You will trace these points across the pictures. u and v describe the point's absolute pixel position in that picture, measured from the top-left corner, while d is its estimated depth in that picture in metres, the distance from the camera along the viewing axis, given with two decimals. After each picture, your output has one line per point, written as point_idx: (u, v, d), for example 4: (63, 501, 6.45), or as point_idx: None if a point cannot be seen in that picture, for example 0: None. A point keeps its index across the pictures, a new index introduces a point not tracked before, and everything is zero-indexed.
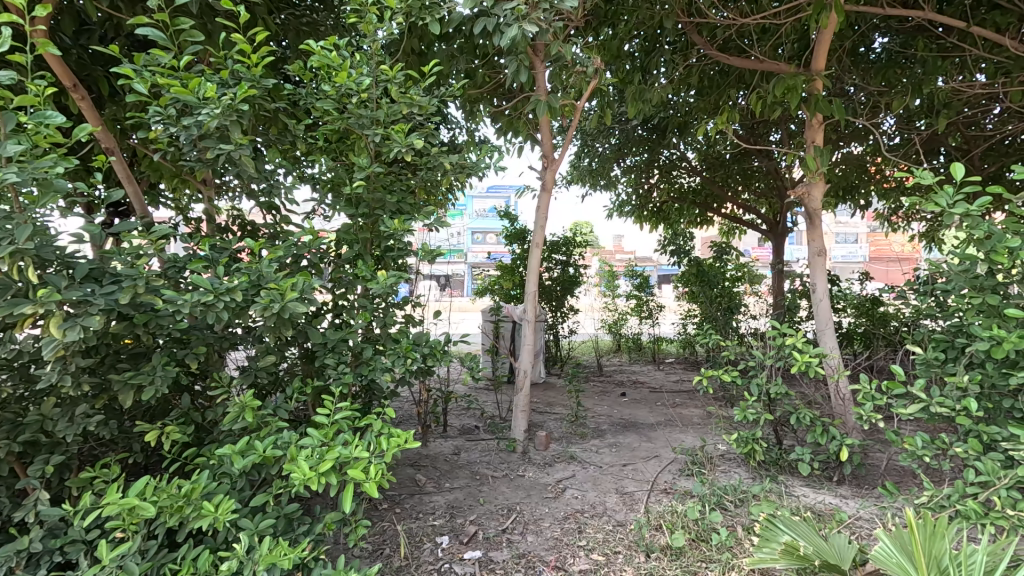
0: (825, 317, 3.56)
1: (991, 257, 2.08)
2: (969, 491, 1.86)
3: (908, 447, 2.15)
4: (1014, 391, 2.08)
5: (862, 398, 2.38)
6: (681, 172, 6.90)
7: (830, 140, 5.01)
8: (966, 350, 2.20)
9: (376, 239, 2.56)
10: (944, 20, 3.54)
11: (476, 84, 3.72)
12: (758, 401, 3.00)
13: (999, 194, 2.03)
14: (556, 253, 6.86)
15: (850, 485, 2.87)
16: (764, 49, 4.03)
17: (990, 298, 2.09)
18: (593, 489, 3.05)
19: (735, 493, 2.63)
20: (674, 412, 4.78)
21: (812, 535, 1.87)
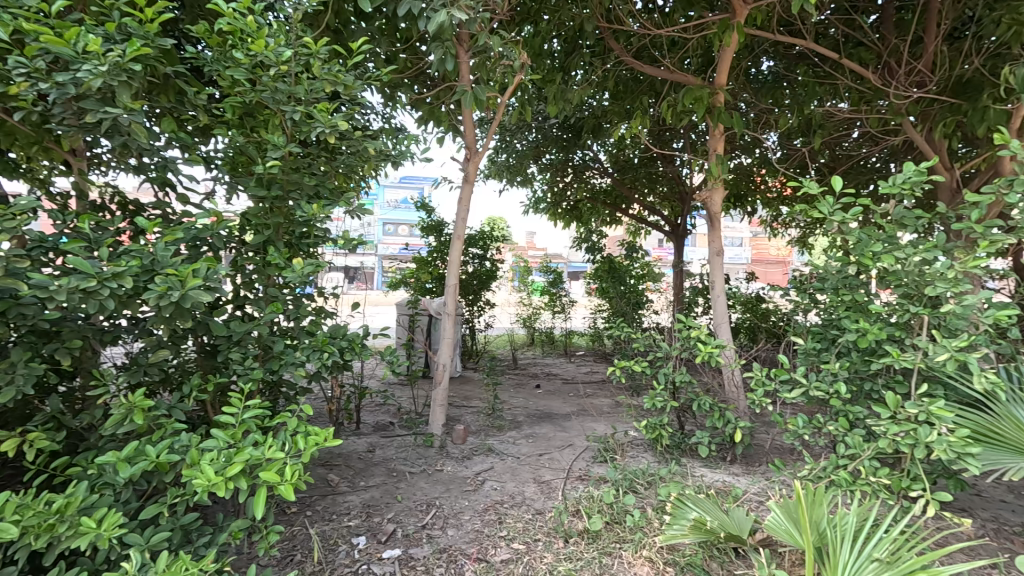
0: (721, 311, 3.88)
1: (860, 260, 2.38)
2: (841, 463, 2.12)
3: (792, 426, 2.41)
4: (872, 375, 2.43)
5: (754, 384, 2.62)
6: (594, 173, 7.20)
7: (726, 150, 5.47)
8: (838, 341, 2.52)
9: (289, 225, 2.38)
10: (824, 50, 4.00)
11: (398, 69, 3.59)
12: (664, 389, 3.21)
13: (867, 206, 2.31)
14: (473, 247, 6.85)
15: (741, 463, 3.18)
16: (674, 60, 4.29)
17: (857, 295, 2.41)
18: (511, 480, 3.10)
19: (645, 476, 2.80)
20: (585, 402, 5.00)
21: (714, 510, 2.03)
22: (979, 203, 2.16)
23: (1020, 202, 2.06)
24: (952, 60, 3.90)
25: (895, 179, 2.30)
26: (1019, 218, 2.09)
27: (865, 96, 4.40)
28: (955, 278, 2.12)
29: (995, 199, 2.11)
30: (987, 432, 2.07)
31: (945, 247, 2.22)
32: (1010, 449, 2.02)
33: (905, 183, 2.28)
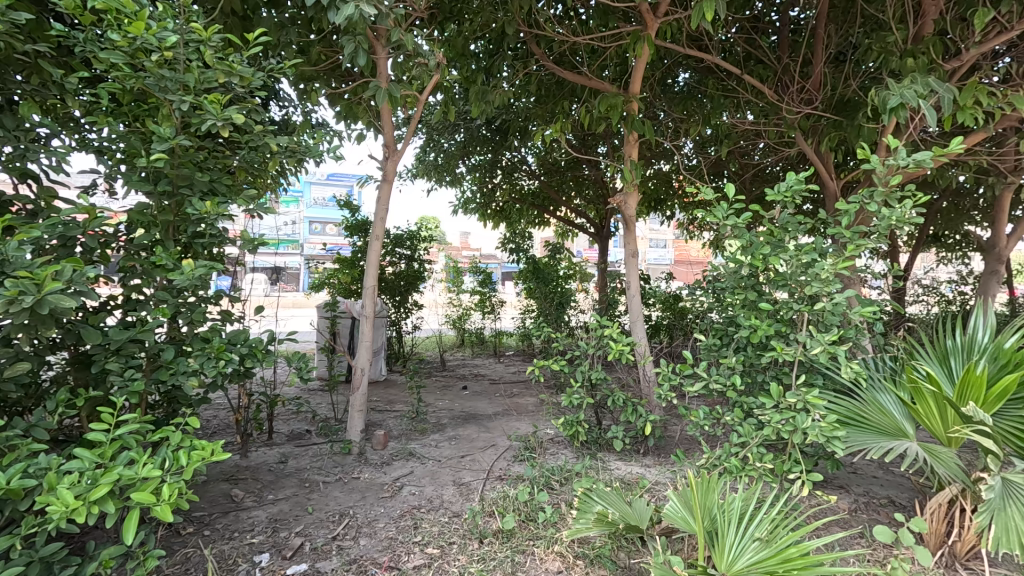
0: (637, 310, 4.04)
1: (752, 261, 2.57)
2: (733, 450, 2.28)
3: (694, 418, 2.56)
4: (762, 368, 2.63)
5: (661, 379, 2.76)
6: (522, 175, 7.28)
7: (644, 156, 5.73)
8: (734, 337, 2.70)
9: (180, 223, 2.20)
10: (727, 66, 4.29)
11: (311, 62, 3.44)
12: (581, 386, 3.30)
13: (757, 211, 2.50)
14: (399, 247, 6.70)
15: (652, 455, 3.34)
16: (593, 68, 4.43)
17: (750, 294, 2.60)
18: (430, 483, 3.06)
19: (561, 473, 2.87)
20: (511, 401, 5.05)
21: (618, 502, 2.11)
22: (848, 211, 2.40)
23: (880, 211, 2.32)
24: (835, 81, 4.31)
25: (780, 187, 2.50)
26: (880, 225, 2.34)
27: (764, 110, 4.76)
28: (828, 278, 2.35)
29: (861, 208, 2.35)
30: (856, 417, 2.33)
31: (822, 250, 2.45)
32: (874, 431, 2.27)
33: (787, 192, 2.48)
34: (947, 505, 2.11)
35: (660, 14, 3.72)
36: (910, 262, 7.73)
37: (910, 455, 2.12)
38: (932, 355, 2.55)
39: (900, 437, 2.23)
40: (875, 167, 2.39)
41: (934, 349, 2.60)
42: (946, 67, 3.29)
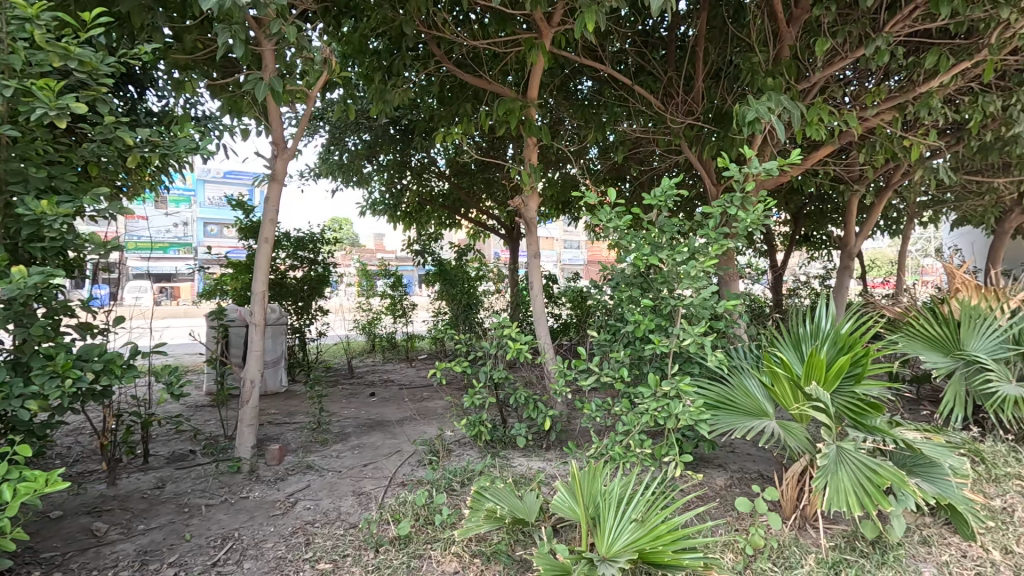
0: (541, 318, 4.01)
1: (635, 260, 2.76)
2: (618, 438, 2.43)
3: (586, 411, 2.68)
4: (647, 360, 2.82)
5: (557, 375, 2.87)
6: (431, 176, 7.18)
7: (547, 160, 5.92)
8: (623, 332, 2.87)
9: (12, 224, 1.93)
10: (618, 76, 4.54)
11: (186, 50, 3.17)
12: (485, 386, 3.32)
13: (635, 214, 2.70)
14: (301, 250, 6.33)
15: (554, 449, 3.44)
16: (493, 72, 4.49)
17: (634, 291, 2.78)
18: (327, 496, 2.93)
19: (463, 473, 2.87)
20: (420, 406, 4.98)
21: (509, 497, 2.20)
22: (715, 214, 2.64)
23: (740, 214, 2.58)
24: (713, 95, 4.71)
25: (656, 192, 2.71)
26: (741, 227, 2.61)
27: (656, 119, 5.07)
28: (697, 275, 2.58)
29: (724, 212, 2.61)
30: (725, 400, 2.57)
31: (694, 250, 2.68)
32: (739, 412, 2.53)
33: (662, 196, 2.69)
34: (799, 475, 2.38)
35: (553, 24, 3.85)
36: (784, 260, 8.66)
37: (768, 432, 2.39)
38: (788, 341, 2.89)
39: (760, 416, 2.50)
40: (737, 175, 2.65)
41: (790, 336, 2.94)
42: (798, 87, 3.72)
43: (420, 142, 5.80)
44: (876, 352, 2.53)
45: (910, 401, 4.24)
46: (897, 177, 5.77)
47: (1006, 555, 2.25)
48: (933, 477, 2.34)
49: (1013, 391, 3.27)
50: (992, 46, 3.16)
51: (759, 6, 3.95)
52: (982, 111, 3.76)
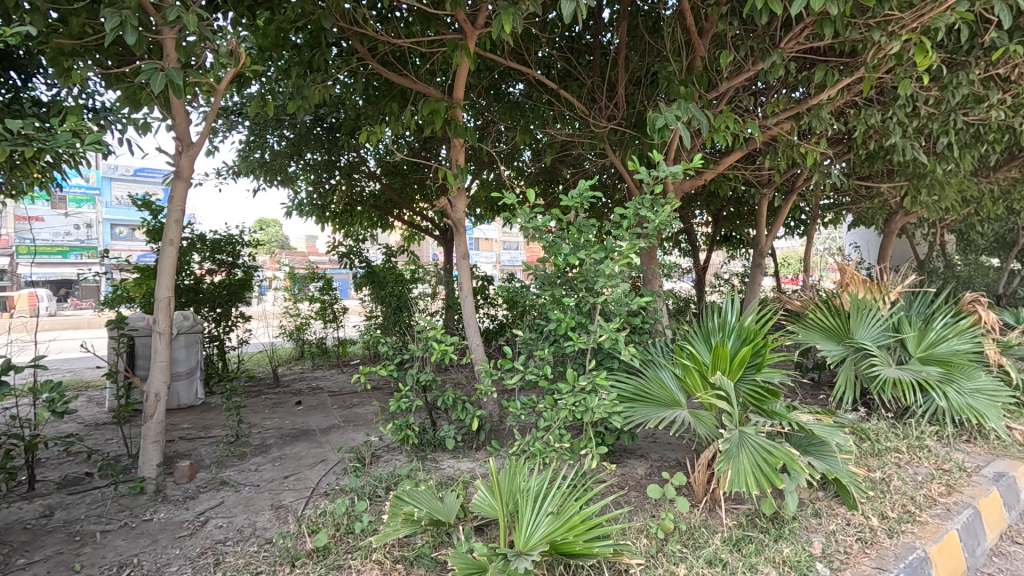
0: (471, 322, 3.88)
1: (556, 260, 2.83)
2: (539, 434, 2.50)
3: (511, 409, 2.71)
4: (570, 356, 2.90)
5: (483, 375, 2.88)
6: (361, 176, 6.94)
7: (479, 161, 5.92)
8: (547, 330, 2.92)
9: None
10: (544, 80, 4.62)
11: (72, 34, 2.89)
12: (412, 390, 3.26)
13: (553, 215, 2.77)
14: (218, 253, 5.93)
15: (484, 449, 3.44)
16: (419, 71, 4.43)
17: (555, 289, 2.85)
18: (242, 512, 2.77)
19: (388, 479, 2.81)
20: (349, 413, 4.82)
21: (429, 499, 2.21)
22: (629, 214, 2.75)
23: (650, 216, 2.72)
24: (634, 102, 4.91)
25: (573, 194, 2.80)
26: (652, 228, 2.74)
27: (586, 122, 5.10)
28: (613, 274, 2.68)
29: (636, 213, 2.74)
30: (641, 393, 2.72)
31: (612, 249, 2.78)
32: (654, 404, 2.69)
33: (578, 198, 2.78)
34: (709, 460, 2.54)
35: (478, 25, 3.82)
36: (705, 259, 9.18)
37: (679, 421, 2.56)
38: (699, 335, 3.07)
39: (673, 407, 2.67)
40: (649, 178, 2.78)
41: (701, 330, 3.13)
42: (708, 96, 3.96)
43: (346, 141, 5.62)
44: (774, 342, 2.75)
45: (812, 386, 4.63)
46: (799, 182, 6.28)
47: (883, 520, 2.51)
48: (824, 455, 2.57)
49: (892, 374, 3.66)
50: (870, 64, 3.51)
51: (673, 18, 4.16)
52: (865, 123, 4.18)
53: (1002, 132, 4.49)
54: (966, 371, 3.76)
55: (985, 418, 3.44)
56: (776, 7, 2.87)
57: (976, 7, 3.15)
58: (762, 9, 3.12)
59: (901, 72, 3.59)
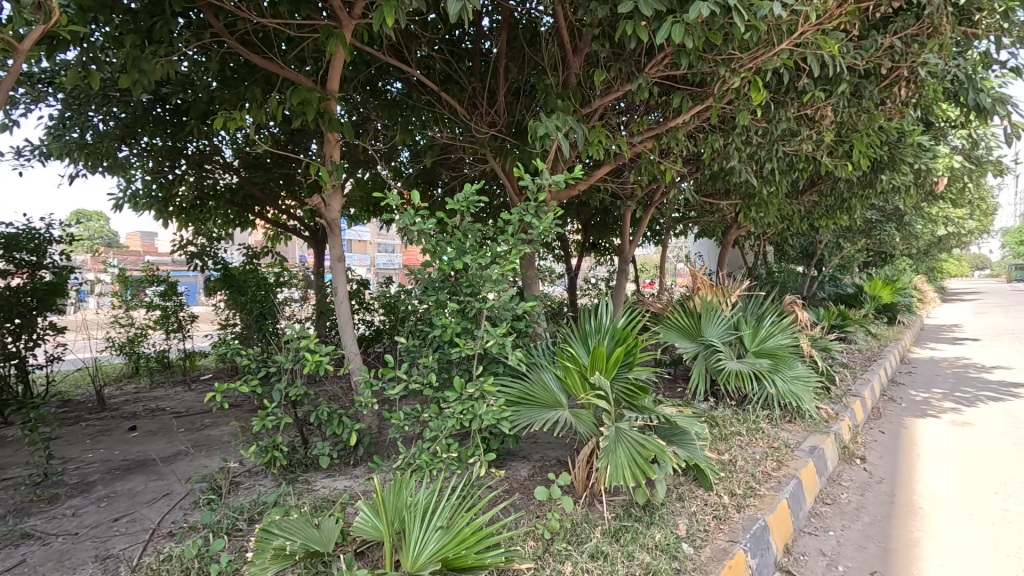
0: (347, 329, 3.62)
1: (440, 265, 2.75)
2: (424, 445, 2.44)
3: (394, 421, 2.58)
4: (455, 363, 2.84)
5: (363, 387, 2.69)
6: (214, 168, 6.15)
7: (354, 159, 5.59)
8: (432, 336, 2.83)
9: None
10: (424, 80, 4.50)
11: None
12: (279, 407, 2.92)
13: (439, 219, 2.69)
14: (17, 253, 4.84)
15: (362, 464, 3.22)
16: (286, 57, 4.03)
17: (439, 295, 2.76)
18: (53, 571, 2.25)
19: (250, 509, 2.50)
20: (199, 436, 4.22)
21: (303, 529, 2.01)
22: (514, 220, 2.77)
23: (534, 223, 2.79)
24: (513, 111, 5.02)
25: (458, 198, 2.75)
26: (535, 234, 2.80)
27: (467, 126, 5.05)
28: (499, 279, 2.69)
29: (519, 219, 2.78)
30: (526, 396, 2.80)
31: (496, 254, 2.76)
32: (538, 406, 2.78)
33: (464, 202, 2.74)
34: (588, 457, 2.67)
35: (355, 16, 3.58)
36: (576, 264, 9.75)
37: (561, 422, 2.68)
38: (578, 336, 3.20)
39: (556, 408, 2.78)
40: (533, 185, 2.84)
41: (579, 332, 3.28)
42: (583, 111, 4.19)
43: (196, 126, 4.93)
44: (644, 342, 2.97)
45: (669, 380, 5.12)
46: (657, 196, 6.94)
47: (732, 497, 2.85)
48: (686, 443, 2.83)
49: (734, 368, 4.21)
50: (716, 95, 3.99)
51: (550, 33, 4.32)
52: (710, 146, 4.75)
53: (809, 162, 5.42)
54: (788, 362, 4.46)
55: (802, 401, 4.12)
56: (643, 34, 3.11)
57: (794, 56, 3.74)
58: (631, 35, 3.36)
59: (739, 105, 4.14)
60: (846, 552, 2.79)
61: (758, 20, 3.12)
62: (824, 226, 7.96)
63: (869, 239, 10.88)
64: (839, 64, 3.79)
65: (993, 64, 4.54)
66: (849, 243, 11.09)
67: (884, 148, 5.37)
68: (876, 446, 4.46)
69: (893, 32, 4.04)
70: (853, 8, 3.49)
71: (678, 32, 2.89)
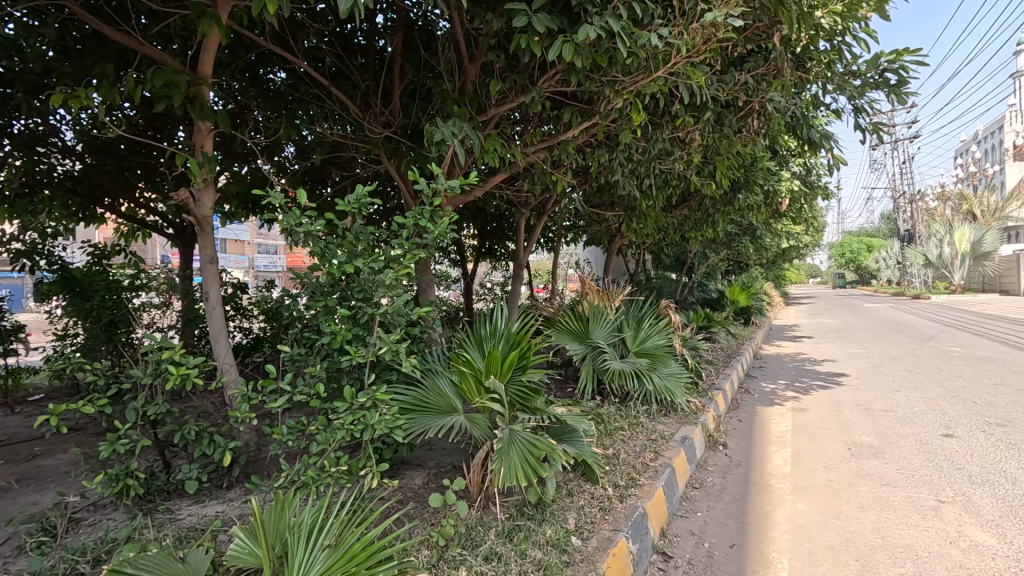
0: (221, 338, 3.28)
1: (328, 269, 2.60)
2: (310, 461, 2.31)
3: (275, 436, 2.39)
4: (345, 372, 2.71)
5: (239, 401, 2.45)
6: (49, 151, 5.21)
7: (230, 150, 5.10)
8: (319, 344, 2.67)
9: None
10: (312, 73, 4.24)
11: None
12: (135, 427, 2.56)
13: (328, 221, 2.55)
14: None
15: (238, 486, 2.95)
16: (146, 31, 3.57)
17: (329, 300, 2.62)
18: None
19: (95, 549, 2.16)
20: (25, 468, 3.55)
21: (165, 563, 1.79)
22: (409, 224, 2.71)
23: (429, 227, 2.75)
24: (409, 112, 4.93)
25: (349, 199, 2.63)
26: (430, 239, 2.77)
27: (359, 123, 4.85)
28: (392, 284, 2.63)
29: (414, 223, 2.72)
30: (420, 403, 2.76)
31: (390, 258, 2.68)
32: (432, 412, 2.76)
33: (355, 204, 2.63)
34: (483, 460, 2.71)
35: None
36: (472, 269, 9.80)
37: (456, 427, 2.69)
38: (473, 341, 3.22)
39: (451, 413, 2.79)
40: (428, 189, 2.81)
41: (474, 336, 3.30)
42: (478, 118, 4.24)
43: (24, 101, 4.16)
44: (536, 345, 3.08)
45: (560, 381, 5.35)
46: (549, 205, 7.22)
47: (616, 488, 3.05)
48: (575, 441, 2.98)
49: (617, 367, 4.53)
50: (602, 113, 4.28)
51: (446, 38, 4.31)
52: (597, 161, 5.07)
53: (681, 180, 6.00)
54: (663, 360, 4.90)
55: (675, 396, 4.55)
56: (536, 50, 3.23)
57: (669, 83, 4.12)
58: (524, 49, 3.47)
59: (622, 124, 4.48)
60: (711, 530, 3.13)
61: (639, 48, 3.40)
62: (693, 237, 8.85)
63: (729, 250, 12.30)
64: (705, 94, 4.26)
65: (821, 105, 5.41)
66: (714, 253, 12.44)
67: (741, 170, 6.13)
68: (735, 433, 5.06)
69: (747, 70, 4.63)
70: (716, 46, 3.94)
71: (569, 51, 3.05)
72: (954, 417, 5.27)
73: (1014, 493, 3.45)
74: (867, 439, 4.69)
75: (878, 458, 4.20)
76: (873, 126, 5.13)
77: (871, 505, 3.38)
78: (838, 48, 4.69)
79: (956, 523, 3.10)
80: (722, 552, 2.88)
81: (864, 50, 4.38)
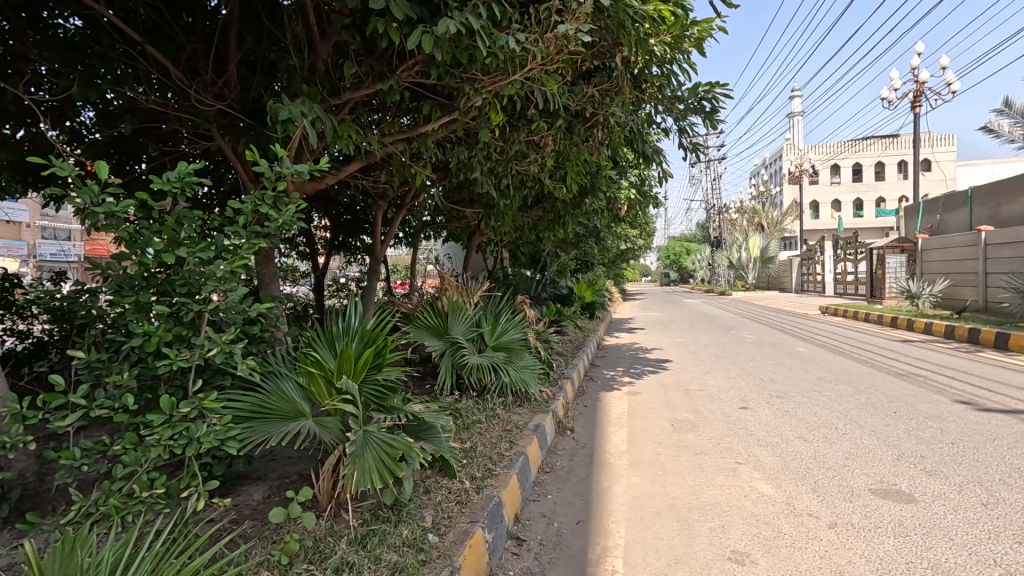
0: None
1: (141, 259, 2.19)
2: (113, 488, 1.95)
3: (62, 462, 1.95)
4: (164, 379, 2.32)
5: (7, 422, 1.94)
6: None
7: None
8: (128, 348, 2.25)
9: None
10: (118, 24, 3.53)
11: None
12: None
13: (139, 202, 2.14)
14: None
15: (9, 528, 2.35)
16: None
17: (140, 295, 2.20)
18: None
19: None
20: None
21: None
22: (246, 210, 2.39)
23: (271, 214, 2.47)
24: (248, 85, 4.39)
25: (168, 176, 2.24)
26: (273, 228, 2.49)
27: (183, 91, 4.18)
28: (226, 277, 2.31)
29: (252, 209, 2.42)
30: (260, 409, 2.49)
31: (223, 248, 2.35)
32: (274, 418, 2.50)
33: (176, 182, 2.24)
34: (334, 466, 2.55)
35: None
36: (323, 263, 9.14)
37: (303, 433, 2.48)
38: (324, 339, 3.00)
39: (297, 418, 2.57)
40: (270, 172, 2.52)
41: (325, 334, 3.07)
42: (330, 101, 3.95)
43: None
44: (393, 343, 2.97)
45: (418, 378, 5.28)
46: (408, 198, 7.05)
47: (473, 480, 3.11)
48: (432, 437, 2.96)
49: (475, 362, 4.61)
50: (462, 109, 4.29)
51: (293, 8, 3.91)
52: (458, 157, 5.08)
53: (536, 182, 6.31)
54: (519, 354, 5.11)
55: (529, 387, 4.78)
56: (394, 36, 3.10)
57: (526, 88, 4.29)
58: (381, 34, 3.31)
59: (481, 122, 4.54)
60: (560, 510, 3.35)
61: (498, 49, 3.46)
62: (546, 237, 9.36)
63: (577, 250, 13.26)
64: (557, 102, 4.53)
65: (654, 124, 6.10)
66: (565, 253, 13.29)
67: (588, 176, 6.64)
68: (581, 418, 5.49)
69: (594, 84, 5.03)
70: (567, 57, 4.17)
71: (428, 42, 2.99)
72: (747, 393, 6.38)
73: (786, 451, 4.30)
74: (686, 416, 5.46)
75: (693, 431, 4.91)
76: (692, 146, 5.95)
77: (689, 472, 3.93)
78: (667, 75, 5.34)
79: (748, 480, 3.75)
80: (569, 530, 3.11)
81: (687, 79, 5.05)
